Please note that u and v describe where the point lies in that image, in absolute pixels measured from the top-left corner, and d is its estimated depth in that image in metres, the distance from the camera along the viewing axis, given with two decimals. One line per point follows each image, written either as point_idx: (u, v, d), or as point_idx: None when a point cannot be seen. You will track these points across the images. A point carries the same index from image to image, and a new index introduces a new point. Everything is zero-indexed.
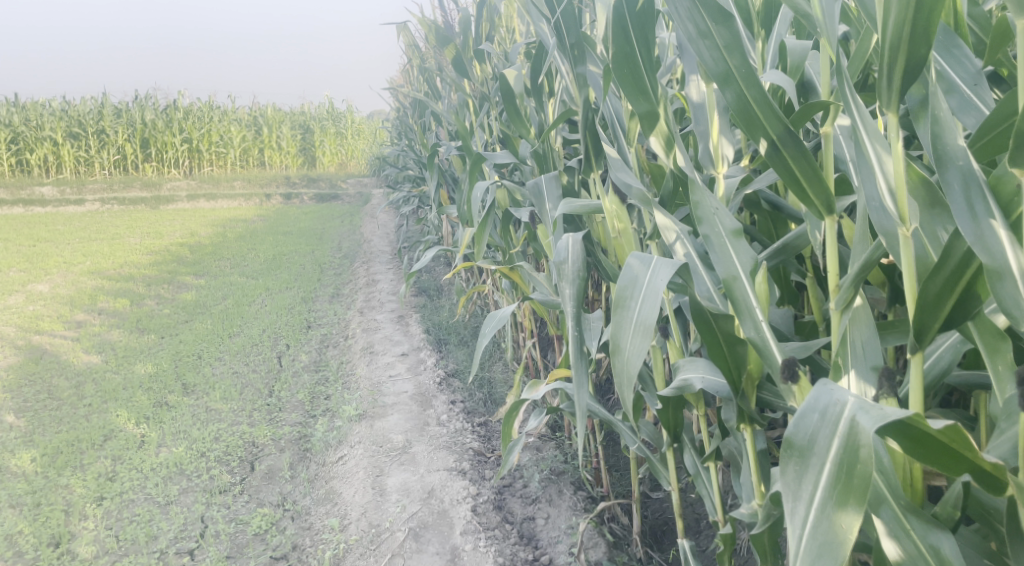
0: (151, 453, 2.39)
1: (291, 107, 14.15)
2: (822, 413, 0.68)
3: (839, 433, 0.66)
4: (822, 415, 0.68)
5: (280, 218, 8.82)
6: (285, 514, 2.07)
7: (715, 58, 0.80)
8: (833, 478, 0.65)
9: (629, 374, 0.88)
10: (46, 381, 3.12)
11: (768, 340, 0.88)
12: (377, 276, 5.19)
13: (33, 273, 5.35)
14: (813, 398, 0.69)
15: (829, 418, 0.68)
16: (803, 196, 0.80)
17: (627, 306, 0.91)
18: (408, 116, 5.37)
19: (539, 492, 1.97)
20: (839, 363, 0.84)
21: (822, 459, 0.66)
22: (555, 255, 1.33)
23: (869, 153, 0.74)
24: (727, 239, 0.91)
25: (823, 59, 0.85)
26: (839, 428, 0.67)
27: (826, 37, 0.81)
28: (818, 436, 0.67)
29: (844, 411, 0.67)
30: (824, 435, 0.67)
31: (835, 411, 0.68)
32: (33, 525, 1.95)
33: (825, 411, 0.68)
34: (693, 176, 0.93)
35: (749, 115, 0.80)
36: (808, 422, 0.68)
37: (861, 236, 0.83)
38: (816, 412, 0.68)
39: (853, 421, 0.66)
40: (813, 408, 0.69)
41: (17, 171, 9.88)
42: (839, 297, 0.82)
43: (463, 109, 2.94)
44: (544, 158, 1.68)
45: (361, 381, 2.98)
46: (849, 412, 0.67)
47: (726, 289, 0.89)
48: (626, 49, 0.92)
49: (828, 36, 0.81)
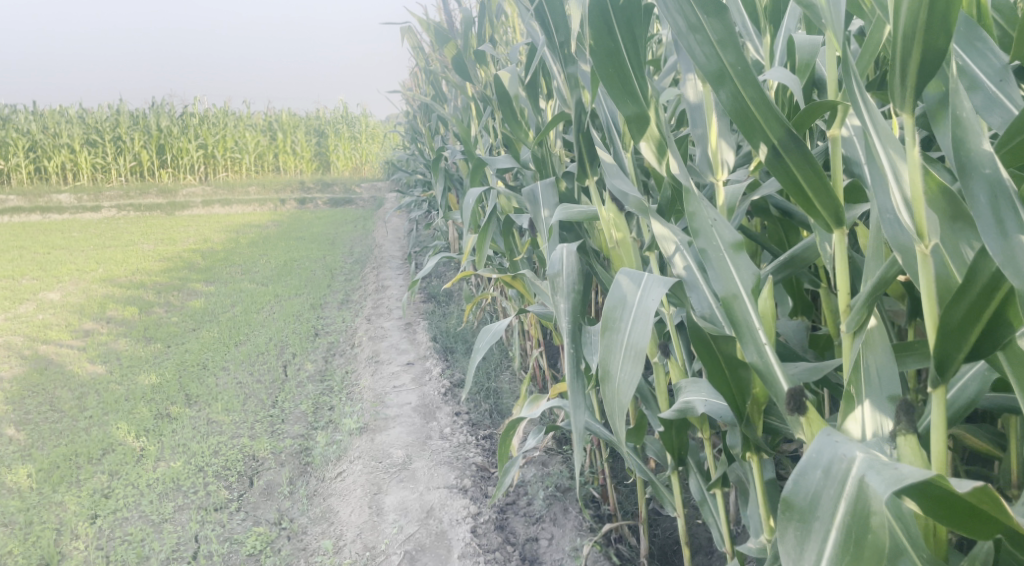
0: (148, 467, 2.34)
1: (305, 112, 14.18)
2: (826, 470, 0.60)
3: (846, 495, 0.59)
4: (825, 473, 0.60)
5: (294, 223, 8.81)
6: (281, 533, 2.01)
7: (707, 55, 0.72)
8: (840, 548, 0.58)
9: (620, 404, 0.79)
10: (49, 392, 3.09)
11: (772, 365, 0.79)
12: (387, 282, 5.13)
13: (45, 281, 5.36)
14: (815, 451, 0.62)
15: (833, 476, 0.60)
16: (807, 207, 0.72)
17: (617, 329, 0.83)
18: (417, 120, 5.30)
19: (543, 511, 1.89)
20: (852, 393, 0.74)
21: (827, 525, 0.59)
22: (549, 267, 1.25)
23: (881, 159, 0.65)
24: (726, 253, 0.83)
25: (829, 55, 0.76)
26: (845, 489, 0.59)
27: (832, 28, 0.73)
28: (822, 497, 0.60)
29: (852, 470, 0.59)
30: (828, 496, 0.60)
31: (841, 469, 0.60)
32: (24, 545, 1.91)
33: (829, 468, 0.60)
34: (687, 184, 0.85)
35: (746, 117, 0.71)
36: (809, 480, 0.61)
37: (874, 251, 0.75)
38: (819, 469, 0.61)
39: (861, 481, 0.58)
40: (815, 463, 0.61)
41: (35, 179, 9.96)
42: (851, 319, 0.73)
43: (468, 112, 2.87)
44: (543, 162, 1.60)
45: (365, 392, 2.92)
46: (857, 470, 0.59)
47: (725, 308, 0.81)
48: (611, 46, 0.85)
49: (834, 26, 0.72)
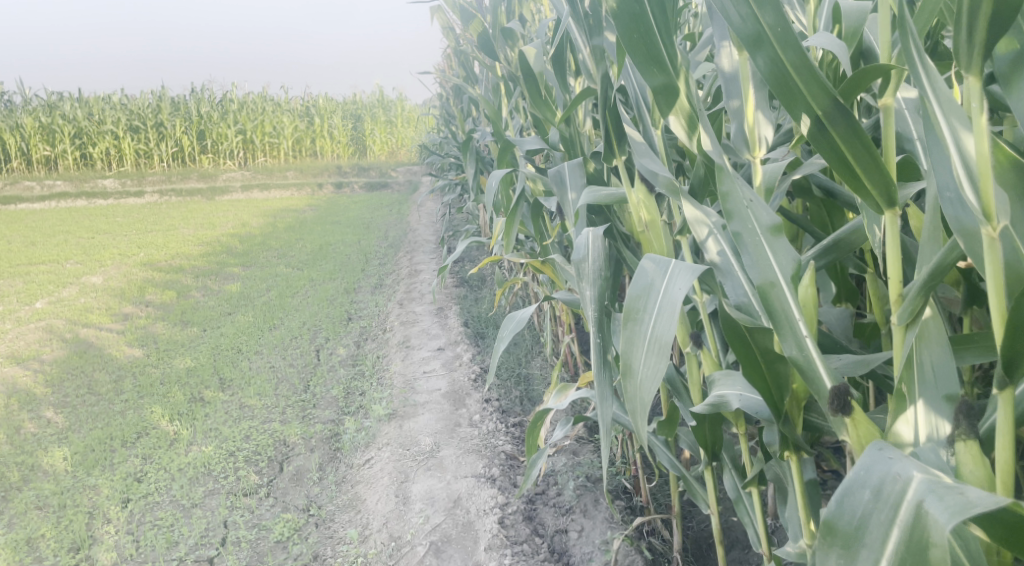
0: (181, 452, 2.35)
1: (342, 97, 14.22)
2: (875, 490, 0.55)
3: (899, 520, 0.53)
4: (875, 493, 0.55)
5: (331, 207, 8.85)
6: (309, 520, 1.99)
7: (743, 15, 0.64)
8: None
9: (642, 402, 0.73)
10: (87, 375, 3.13)
11: (813, 361, 0.71)
12: (421, 266, 5.10)
13: (89, 265, 5.46)
14: (863, 470, 0.56)
15: (885, 499, 0.54)
16: (855, 185, 0.64)
17: (640, 320, 0.76)
18: (450, 103, 5.23)
19: (573, 502, 1.82)
20: (903, 391, 0.66)
21: (877, 553, 0.53)
22: (574, 252, 1.18)
23: (942, 129, 0.57)
24: (763, 237, 0.75)
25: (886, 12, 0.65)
26: (898, 513, 0.53)
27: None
28: (871, 520, 0.54)
29: (906, 492, 0.54)
30: (878, 521, 0.54)
31: (894, 491, 0.54)
32: (56, 528, 1.94)
33: (880, 489, 0.55)
34: (721, 161, 0.77)
35: (786, 86, 0.64)
36: (857, 501, 0.55)
37: (930, 234, 0.65)
38: (868, 488, 0.55)
39: (918, 505, 0.52)
40: (864, 482, 0.56)
41: (82, 166, 10.19)
42: (903, 309, 0.64)
43: (498, 92, 2.81)
44: (571, 142, 1.53)
45: (395, 378, 2.90)
46: (914, 492, 0.53)
47: (761, 298, 0.73)
48: (636, 9, 0.78)
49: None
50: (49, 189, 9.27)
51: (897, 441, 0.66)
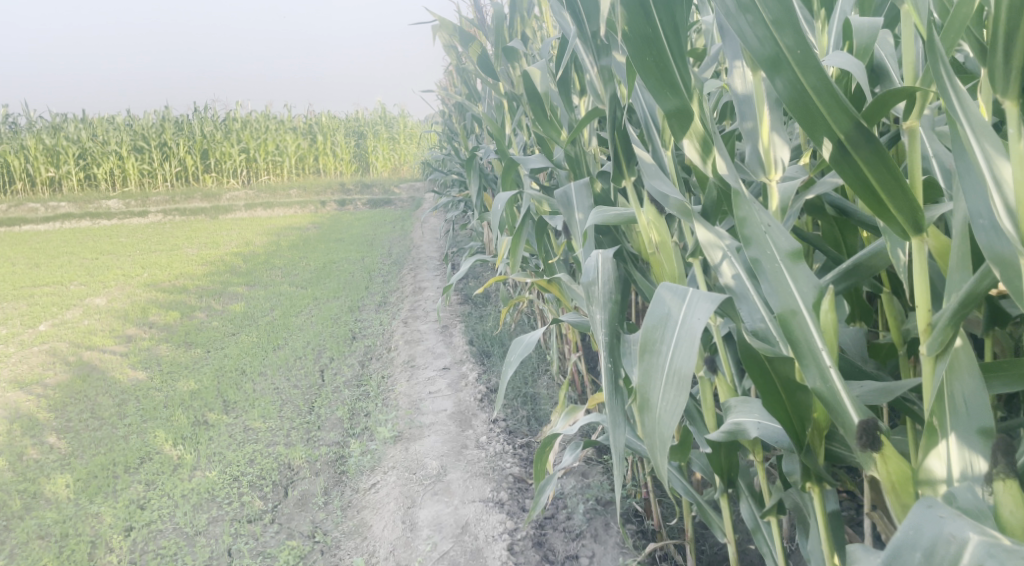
0: (185, 477, 2.32)
1: (344, 115, 14.27)
2: (927, 553, 0.53)
3: None
4: (926, 557, 0.53)
5: (334, 225, 8.84)
6: (314, 546, 1.96)
7: (761, 39, 0.62)
8: None
9: (662, 437, 0.70)
10: (91, 399, 3.11)
11: (838, 392, 0.68)
12: (425, 284, 5.08)
13: (93, 286, 5.46)
14: (912, 530, 0.54)
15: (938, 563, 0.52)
16: (880, 210, 0.62)
17: (657, 351, 0.74)
18: (453, 119, 5.22)
19: (584, 526, 1.78)
20: (934, 424, 0.63)
21: None
22: (583, 275, 1.16)
23: (975, 152, 0.54)
24: (783, 263, 0.72)
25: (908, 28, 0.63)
26: None
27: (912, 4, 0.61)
28: None
29: (962, 555, 0.52)
30: None
31: (948, 555, 0.52)
32: (58, 558, 1.91)
33: (932, 552, 0.53)
34: (737, 186, 0.74)
35: (806, 109, 0.62)
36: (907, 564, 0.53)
37: (958, 260, 0.61)
38: (918, 550, 0.53)
39: None
40: (913, 544, 0.54)
41: (86, 187, 10.23)
42: (932, 339, 0.61)
43: (500, 110, 2.80)
44: (576, 162, 1.51)
45: (400, 398, 2.86)
46: (970, 556, 0.52)
47: (782, 326, 0.70)
48: (648, 31, 0.76)
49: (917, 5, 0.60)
50: (53, 210, 9.29)
51: (929, 478, 0.63)
